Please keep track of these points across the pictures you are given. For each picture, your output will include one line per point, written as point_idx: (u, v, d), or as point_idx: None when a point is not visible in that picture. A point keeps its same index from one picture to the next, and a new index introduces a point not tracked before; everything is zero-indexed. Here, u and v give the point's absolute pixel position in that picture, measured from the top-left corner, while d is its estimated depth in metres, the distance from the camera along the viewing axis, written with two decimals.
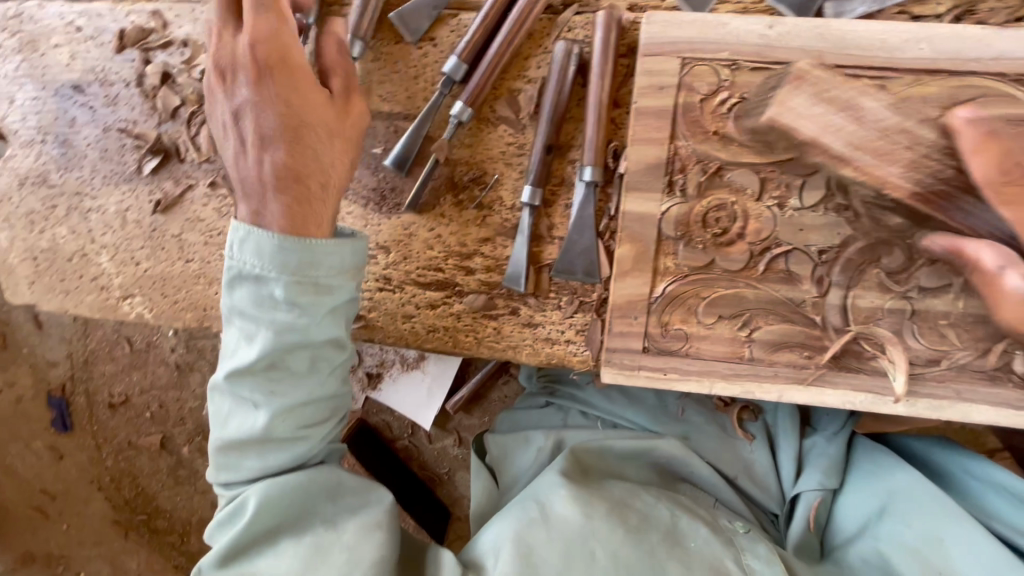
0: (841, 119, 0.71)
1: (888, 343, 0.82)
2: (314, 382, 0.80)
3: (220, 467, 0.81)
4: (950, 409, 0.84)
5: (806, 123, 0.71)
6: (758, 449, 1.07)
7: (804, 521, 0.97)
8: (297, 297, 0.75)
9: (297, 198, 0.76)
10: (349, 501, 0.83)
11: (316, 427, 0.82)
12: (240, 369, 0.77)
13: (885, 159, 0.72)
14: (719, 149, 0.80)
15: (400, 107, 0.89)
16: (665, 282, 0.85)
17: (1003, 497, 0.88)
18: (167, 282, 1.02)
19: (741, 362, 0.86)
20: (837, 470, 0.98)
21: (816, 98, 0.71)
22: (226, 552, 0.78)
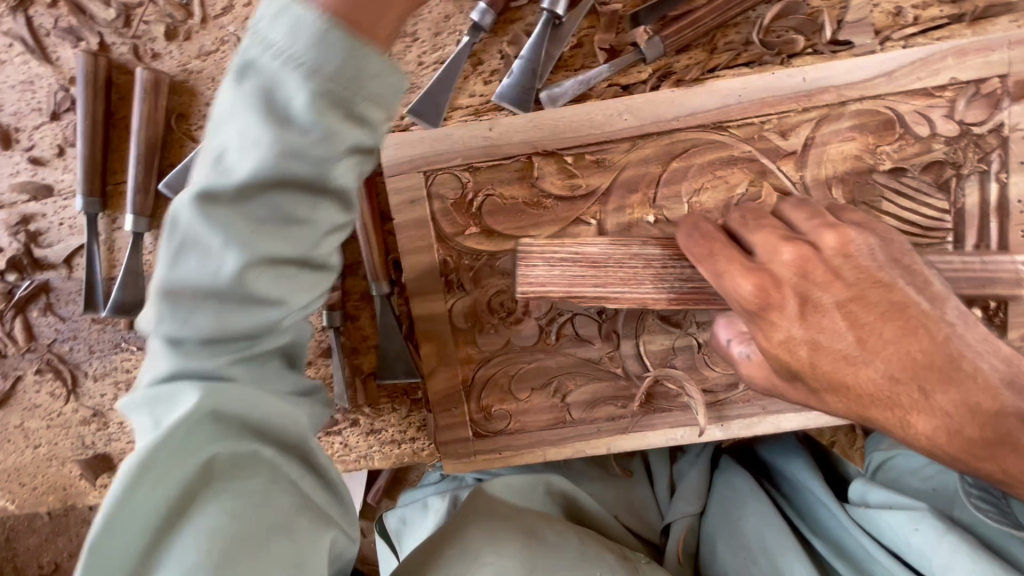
0: (580, 272, 0.76)
1: (684, 379, 0.87)
2: (314, 229, 0.52)
3: (160, 318, 0.51)
4: (761, 423, 0.89)
5: (546, 285, 0.76)
6: (636, 480, 1.14)
7: (674, 555, 0.99)
8: (332, 118, 0.47)
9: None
10: (291, 472, 0.57)
11: (303, 292, 0.54)
12: (244, 208, 0.49)
13: (629, 283, 0.77)
14: (483, 243, 0.85)
15: None
16: (473, 369, 0.89)
17: (828, 512, 0.90)
18: (22, 471, 1.03)
19: (564, 426, 0.90)
20: (699, 493, 1.04)
21: (547, 263, 0.76)
22: (138, 475, 0.49)
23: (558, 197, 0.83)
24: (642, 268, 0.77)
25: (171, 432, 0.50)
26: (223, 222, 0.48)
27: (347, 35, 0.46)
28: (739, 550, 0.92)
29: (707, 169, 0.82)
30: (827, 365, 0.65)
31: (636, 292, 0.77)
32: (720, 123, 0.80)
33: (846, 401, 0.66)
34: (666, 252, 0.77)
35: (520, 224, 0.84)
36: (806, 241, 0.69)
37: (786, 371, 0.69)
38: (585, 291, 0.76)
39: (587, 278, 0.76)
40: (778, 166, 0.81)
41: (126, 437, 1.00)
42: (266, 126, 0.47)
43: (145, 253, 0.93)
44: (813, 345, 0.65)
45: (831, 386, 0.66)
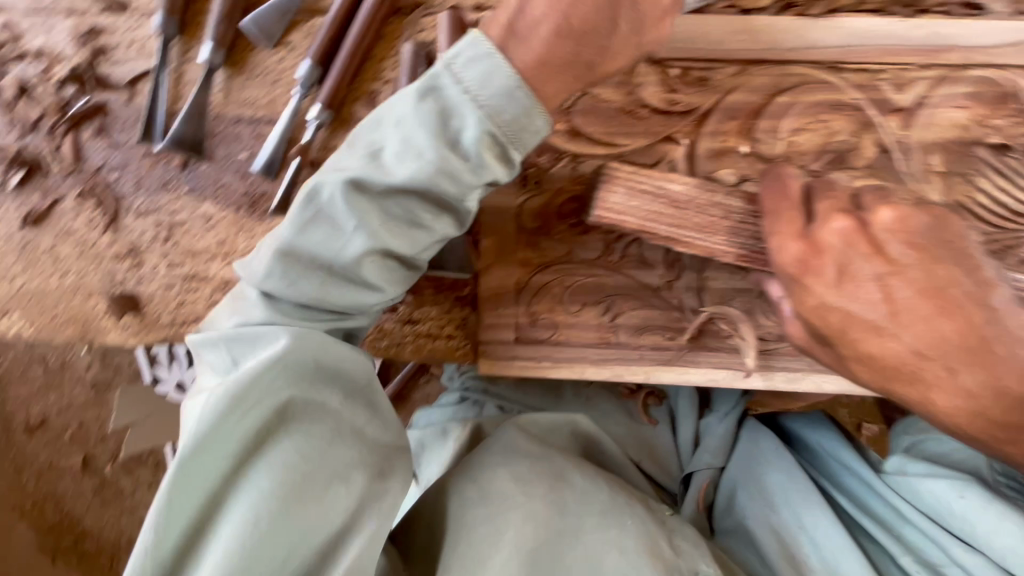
0: (658, 207, 0.74)
1: (739, 322, 0.86)
2: (425, 236, 0.70)
3: (270, 274, 0.67)
4: (803, 379, 0.88)
5: (622, 215, 0.74)
6: (661, 430, 1.13)
7: (693, 502, 1.02)
8: (487, 150, 0.65)
9: (564, 60, 0.67)
10: (355, 419, 0.70)
11: (399, 282, 0.72)
12: (296, 236, 0.67)
13: (703, 230, 0.75)
14: (567, 142, 0.82)
15: (263, 113, 0.90)
16: (529, 273, 0.87)
17: (858, 482, 0.92)
18: (45, 297, 1.00)
19: (608, 346, 0.89)
20: (724, 448, 1.03)
21: (627, 190, 0.74)
22: (231, 408, 0.63)
23: (655, 110, 0.81)
24: (716, 217, 0.75)
25: (262, 376, 0.64)
26: (371, 207, 0.67)
27: (518, 94, 0.65)
28: (760, 497, 0.94)
29: (812, 109, 0.79)
30: (856, 333, 0.65)
31: (706, 244, 0.75)
32: (835, 64, 0.78)
33: (869, 372, 0.67)
34: (731, 210, 0.75)
35: (610, 129, 0.82)
36: (858, 214, 0.67)
37: (818, 336, 0.69)
38: (660, 229, 0.74)
39: (664, 217, 0.74)
40: (884, 119, 0.79)
41: (157, 281, 0.97)
42: (435, 147, 0.65)
43: (213, 92, 0.90)
44: (848, 313, 0.65)
45: (858, 355, 0.66)
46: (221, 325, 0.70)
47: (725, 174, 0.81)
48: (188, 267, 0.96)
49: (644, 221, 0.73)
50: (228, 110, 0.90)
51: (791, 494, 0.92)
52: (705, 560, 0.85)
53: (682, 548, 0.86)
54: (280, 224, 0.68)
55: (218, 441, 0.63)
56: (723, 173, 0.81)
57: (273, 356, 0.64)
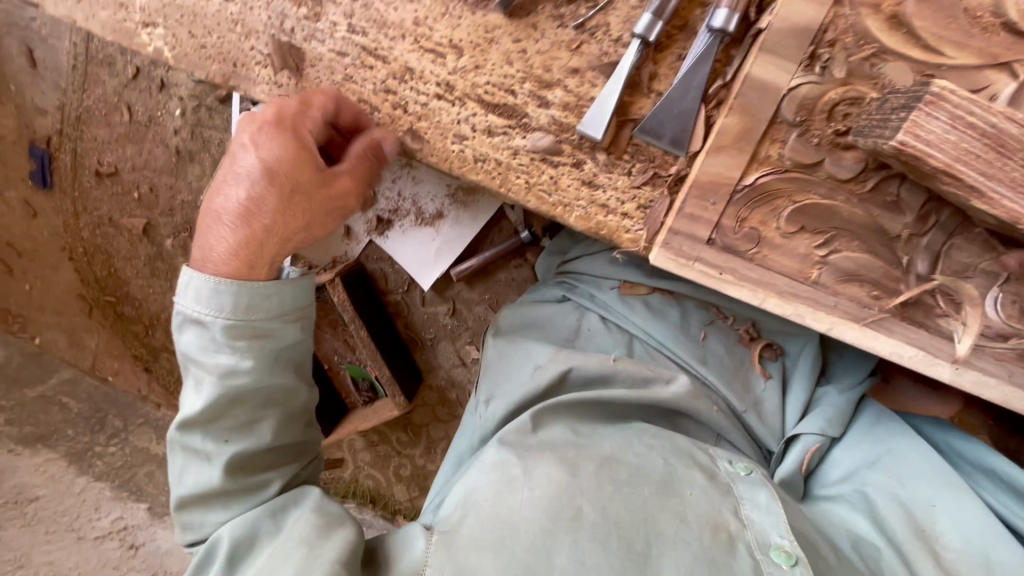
0: (978, 147, 0.60)
1: (965, 304, 0.76)
2: (269, 432, 0.83)
3: (181, 516, 0.83)
4: (994, 389, 0.79)
5: (933, 150, 0.60)
6: (770, 388, 1.00)
7: (796, 462, 0.92)
8: (234, 335, 0.77)
9: (247, 240, 0.79)
10: (260, 469, 0.84)
11: (271, 420, 0.83)
12: (192, 316, 0.78)
13: (1019, 189, 0.61)
14: (884, 32, 0.68)
15: None
16: (760, 171, 0.76)
17: (1001, 488, 0.86)
18: (198, 20, 0.87)
19: (804, 283, 0.79)
20: (843, 420, 0.94)
21: (952, 121, 0.60)
22: (200, 501, 0.82)
23: (1008, 25, 0.65)
24: None
25: (243, 458, 0.81)
26: (201, 425, 0.80)
27: (234, 283, 0.77)
28: (886, 472, 0.88)
29: None
30: None
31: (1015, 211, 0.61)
32: None
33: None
34: None
35: (944, 32, 0.66)
36: None
37: None
38: (968, 174, 0.60)
39: (982, 161, 0.60)
40: None
41: (329, 44, 0.85)
42: (195, 361, 0.79)
43: None
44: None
45: None
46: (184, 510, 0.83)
47: None
48: (369, 38, 0.83)
49: (958, 161, 0.60)
50: None
51: (921, 480, 0.85)
52: (778, 531, 0.73)
53: (751, 521, 0.75)
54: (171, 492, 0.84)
55: (205, 511, 0.82)
56: None
57: (235, 441, 0.81)
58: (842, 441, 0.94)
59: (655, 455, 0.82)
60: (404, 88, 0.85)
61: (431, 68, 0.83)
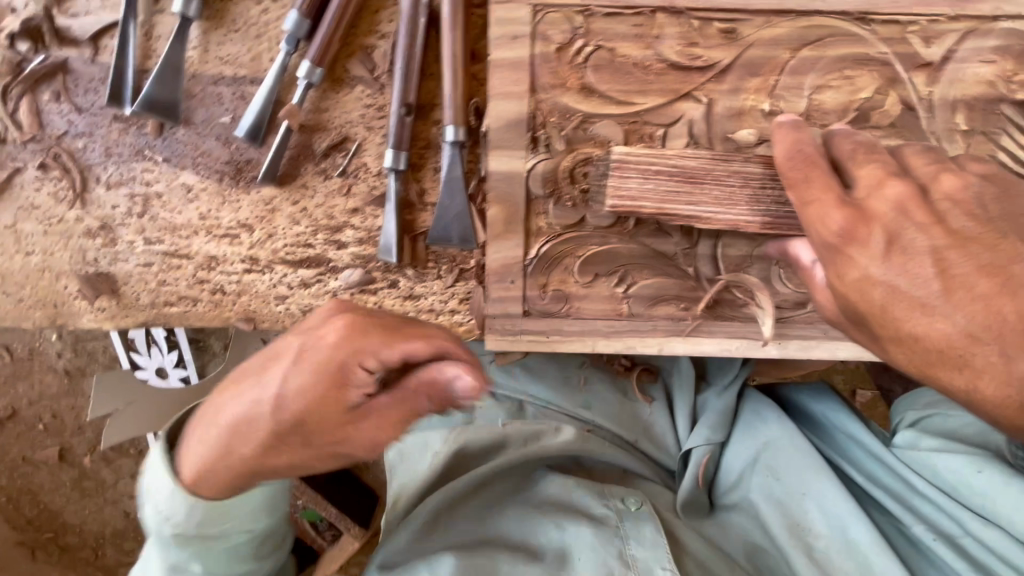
0: (674, 184, 0.70)
1: (756, 289, 0.83)
2: None
3: None
4: (818, 347, 0.86)
5: (639, 201, 0.70)
6: (657, 410, 1.06)
7: (692, 478, 0.96)
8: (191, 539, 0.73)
9: (219, 459, 0.68)
10: None
11: None
12: (171, 517, 0.72)
13: (723, 203, 0.70)
14: (580, 102, 0.77)
15: (245, 71, 0.82)
16: (539, 242, 0.83)
17: (866, 456, 0.93)
18: (6, 279, 0.91)
19: (620, 318, 0.86)
20: (725, 422, 0.99)
21: (641, 175, 0.70)
22: None
23: (673, 65, 0.76)
24: (734, 187, 0.70)
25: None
26: None
27: (197, 501, 0.71)
28: (767, 470, 0.93)
29: (837, 64, 0.76)
30: (899, 312, 0.58)
31: (728, 219, 0.70)
32: (862, 14, 0.74)
33: (908, 356, 0.59)
34: (747, 179, 0.70)
35: (625, 87, 0.76)
36: (913, 181, 0.62)
37: (852, 316, 0.62)
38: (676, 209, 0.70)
39: (683, 194, 0.70)
40: (911, 76, 0.76)
41: (135, 260, 0.90)
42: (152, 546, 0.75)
43: (189, 47, 0.82)
44: (891, 288, 0.58)
45: (896, 335, 0.59)
46: None
47: (744, 134, 0.77)
48: (167, 244, 0.89)
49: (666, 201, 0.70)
50: (207, 68, 0.82)
51: (795, 476, 0.91)
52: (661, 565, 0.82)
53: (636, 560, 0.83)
54: None
55: None
56: (742, 133, 0.77)
57: None
58: (728, 442, 0.99)
59: (550, 526, 0.88)
60: (215, 274, 0.90)
61: (232, 250, 0.89)
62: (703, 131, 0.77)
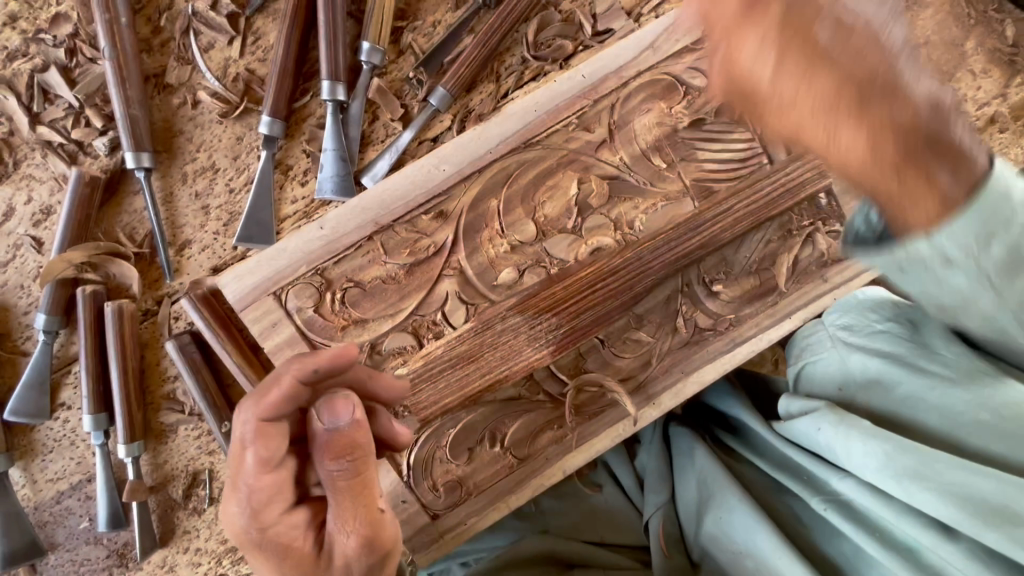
0: (464, 369, 0.82)
1: (602, 377, 0.89)
2: None
3: None
4: (687, 386, 0.92)
5: (442, 403, 0.81)
6: (608, 492, 1.12)
7: (659, 550, 0.97)
8: None
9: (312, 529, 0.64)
10: None
11: None
12: None
13: (511, 356, 0.82)
14: (360, 334, 0.84)
15: (78, 475, 0.86)
16: (406, 453, 0.88)
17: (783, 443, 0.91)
18: None
19: (514, 468, 0.90)
20: (662, 478, 1.05)
21: (429, 384, 0.82)
22: None
23: (413, 264, 0.84)
24: (522, 335, 0.83)
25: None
26: None
27: None
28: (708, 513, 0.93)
29: (535, 184, 0.85)
30: (781, 90, 0.58)
31: (525, 365, 0.82)
32: (529, 140, 0.84)
33: (801, 122, 0.60)
34: (522, 326, 0.83)
35: (388, 303, 0.84)
36: None
37: (745, 85, 0.61)
38: (480, 382, 0.82)
39: (472, 376, 0.82)
40: (596, 157, 0.86)
41: None
42: None
43: (19, 488, 0.85)
44: (771, 74, 0.58)
45: (788, 125, 0.61)
46: None
47: (505, 276, 0.85)
48: None
49: (464, 385, 0.81)
50: (45, 493, 0.86)
51: (733, 504, 0.89)
52: None
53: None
54: None
55: None
56: (503, 276, 0.85)
57: None
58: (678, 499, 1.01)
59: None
60: None
61: None
62: (470, 294, 0.85)
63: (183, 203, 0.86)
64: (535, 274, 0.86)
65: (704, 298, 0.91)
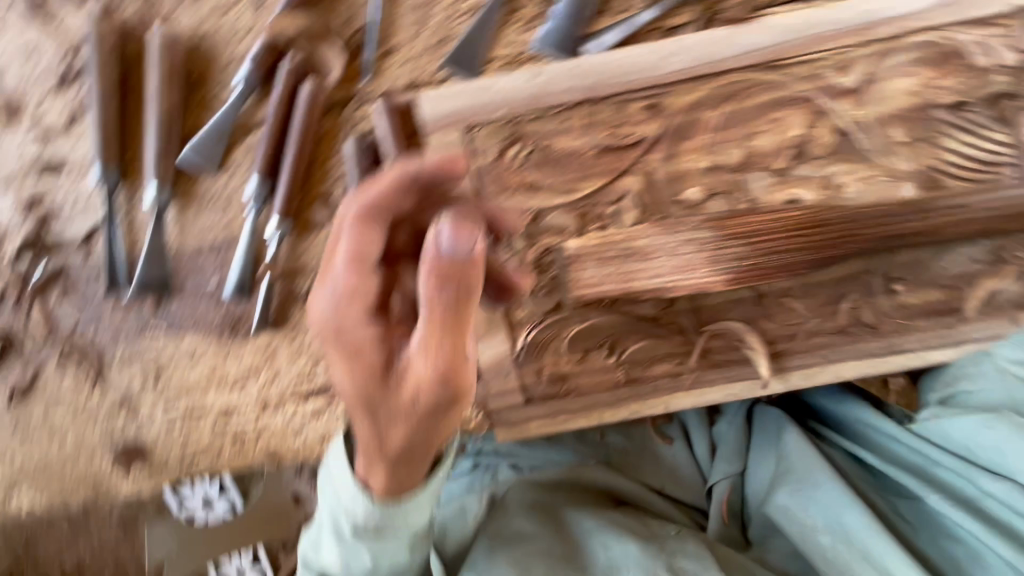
0: (634, 262, 0.81)
1: (743, 332, 0.85)
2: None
3: None
4: (823, 372, 0.87)
5: (601, 285, 0.82)
6: (678, 447, 1.07)
7: (718, 516, 0.99)
8: (364, 534, 0.69)
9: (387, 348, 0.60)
10: None
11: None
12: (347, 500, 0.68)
13: (682, 269, 0.81)
14: (529, 199, 0.81)
15: (221, 237, 0.88)
16: (524, 332, 0.86)
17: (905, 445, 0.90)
18: (47, 467, 0.97)
19: (619, 386, 0.88)
20: (739, 452, 1.01)
21: (597, 263, 0.82)
22: None
23: (606, 148, 0.79)
24: (701, 253, 0.80)
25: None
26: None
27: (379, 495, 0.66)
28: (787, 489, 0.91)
29: (761, 111, 0.79)
30: None
31: (692, 283, 0.81)
32: (776, 61, 0.77)
33: None
34: (704, 246, 0.80)
35: (568, 178, 0.80)
36: None
37: None
38: (643, 280, 0.81)
39: (640, 274, 0.81)
40: (836, 104, 0.78)
41: (158, 425, 0.96)
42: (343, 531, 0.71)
43: (168, 229, 0.88)
44: None
45: None
46: None
47: (691, 194, 0.81)
48: (185, 404, 0.95)
49: (628, 277, 0.81)
50: (188, 243, 0.89)
51: (820, 483, 0.88)
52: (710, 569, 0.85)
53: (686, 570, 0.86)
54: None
55: None
56: (689, 193, 0.81)
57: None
58: (748, 473, 0.99)
59: (598, 550, 0.91)
60: (234, 422, 0.96)
61: (244, 396, 0.95)
62: (651, 200, 0.81)
63: (403, 7, 0.83)
64: (722, 204, 0.81)
65: (877, 294, 0.85)
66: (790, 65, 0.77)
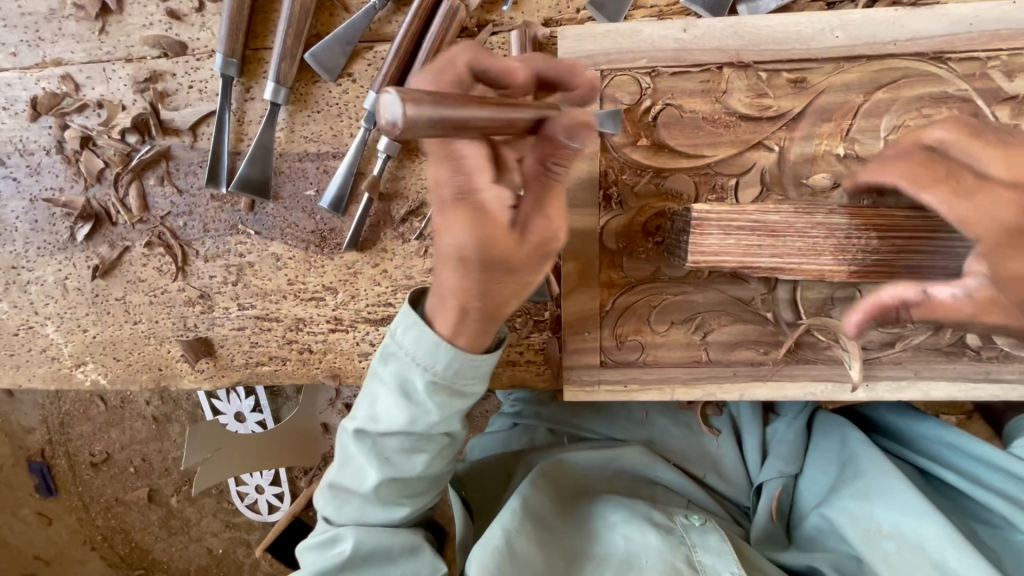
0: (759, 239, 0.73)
1: (841, 332, 0.82)
2: (410, 462, 0.74)
3: (330, 504, 0.78)
4: (909, 388, 0.83)
5: (721, 256, 0.73)
6: (724, 442, 1.00)
7: (765, 513, 0.92)
8: (434, 395, 0.70)
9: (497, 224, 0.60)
10: (375, 533, 0.76)
11: (419, 457, 0.74)
12: (414, 379, 0.71)
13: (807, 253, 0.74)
14: (649, 158, 0.79)
15: (328, 147, 0.88)
16: (614, 294, 0.84)
17: (986, 469, 0.81)
18: (117, 346, 0.99)
19: (698, 365, 0.85)
20: (797, 455, 0.94)
21: (723, 230, 0.73)
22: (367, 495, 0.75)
23: (743, 117, 0.76)
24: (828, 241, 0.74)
25: (344, 558, 0.74)
26: (377, 459, 0.74)
27: (453, 358, 0.69)
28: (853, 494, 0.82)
29: (913, 104, 0.74)
30: None
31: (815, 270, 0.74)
32: (940, 54, 0.73)
33: None
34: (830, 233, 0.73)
35: (695, 141, 0.78)
36: None
37: None
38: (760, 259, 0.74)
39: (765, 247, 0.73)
40: (995, 110, 0.74)
41: (230, 324, 0.96)
42: (404, 405, 0.71)
43: (277, 129, 0.87)
44: None
45: None
46: (361, 485, 0.75)
47: (820, 179, 0.77)
48: (259, 308, 0.95)
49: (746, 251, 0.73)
50: (293, 148, 0.88)
51: (891, 488, 0.80)
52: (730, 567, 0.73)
53: (705, 566, 0.74)
54: (365, 464, 0.75)
55: (368, 511, 0.77)
56: (818, 178, 0.77)
57: (394, 461, 0.74)
58: (804, 475, 0.92)
59: (615, 536, 0.80)
60: (303, 334, 0.95)
61: (318, 311, 0.94)
62: (775, 178, 0.78)
63: None
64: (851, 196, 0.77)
65: None
66: (956, 59, 0.73)
